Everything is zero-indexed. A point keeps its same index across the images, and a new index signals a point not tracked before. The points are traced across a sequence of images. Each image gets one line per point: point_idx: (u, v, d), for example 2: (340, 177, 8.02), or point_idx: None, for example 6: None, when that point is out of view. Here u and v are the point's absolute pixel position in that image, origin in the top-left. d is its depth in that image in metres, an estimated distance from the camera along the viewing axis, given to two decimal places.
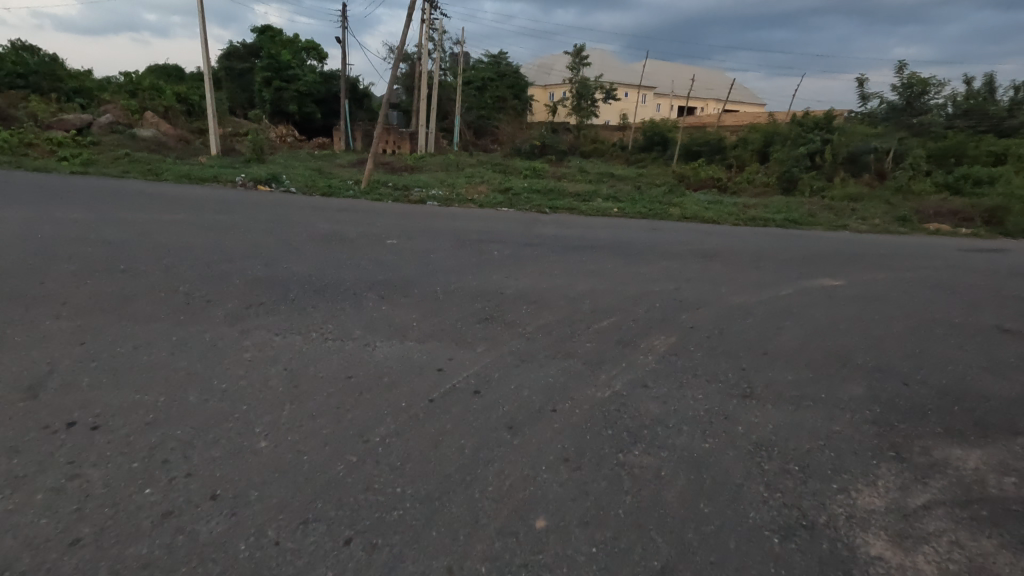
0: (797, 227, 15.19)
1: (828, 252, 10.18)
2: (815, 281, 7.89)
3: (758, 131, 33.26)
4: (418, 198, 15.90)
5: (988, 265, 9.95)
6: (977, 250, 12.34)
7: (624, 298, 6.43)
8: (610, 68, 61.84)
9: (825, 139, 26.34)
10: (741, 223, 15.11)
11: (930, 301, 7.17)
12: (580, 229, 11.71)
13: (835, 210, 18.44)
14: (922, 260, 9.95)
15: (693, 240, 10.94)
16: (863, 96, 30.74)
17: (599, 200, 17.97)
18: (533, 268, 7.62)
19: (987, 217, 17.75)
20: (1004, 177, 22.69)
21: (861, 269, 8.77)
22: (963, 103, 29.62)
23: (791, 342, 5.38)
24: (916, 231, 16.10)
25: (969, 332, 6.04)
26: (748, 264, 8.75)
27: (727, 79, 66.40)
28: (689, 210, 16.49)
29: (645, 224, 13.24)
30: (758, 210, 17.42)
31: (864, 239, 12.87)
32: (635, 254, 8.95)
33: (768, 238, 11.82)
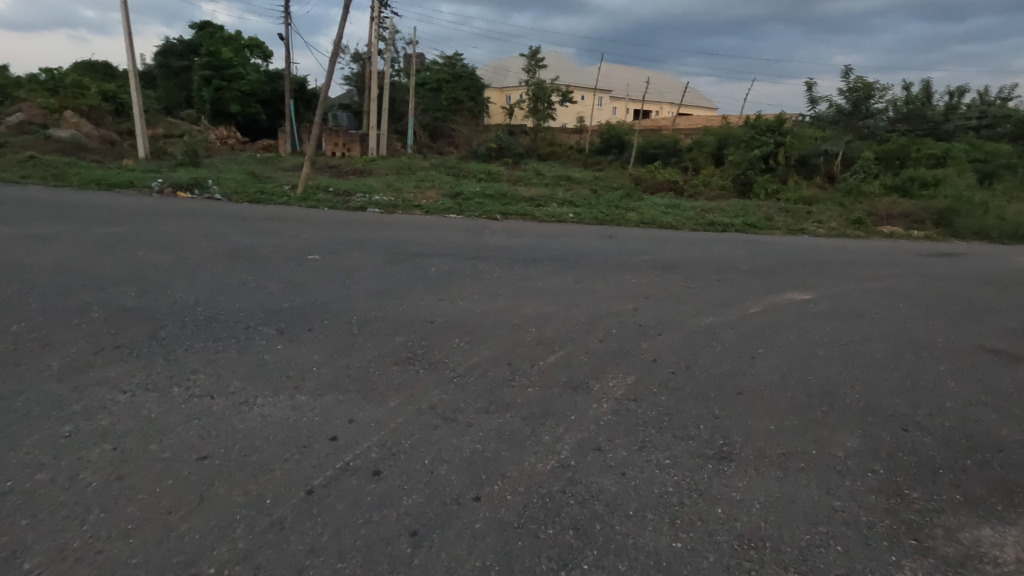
0: (756, 232, 14.79)
1: (791, 260, 9.65)
2: (783, 295, 7.23)
3: (712, 134, 33.38)
4: (359, 204, 14.69)
5: (952, 272, 9.58)
6: (934, 254, 12.08)
7: (576, 324, 5.54)
8: (566, 70, 61.65)
9: (777, 142, 26.44)
10: (701, 228, 14.60)
11: (904, 316, 6.61)
12: (531, 237, 10.86)
13: (792, 213, 18.22)
14: (883, 266, 9.54)
15: (652, 249, 10.18)
16: (812, 100, 31.16)
17: (554, 205, 17.19)
18: (473, 288, 6.63)
19: (937, 219, 17.80)
20: (947, 180, 23.14)
21: (829, 280, 8.18)
22: (904, 108, 30.41)
23: (768, 377, 4.58)
24: (870, 234, 15.95)
25: (954, 354, 5.44)
26: (712, 276, 8.04)
27: (680, 83, 67.28)
28: (646, 214, 15.89)
29: (601, 231, 12.52)
30: (716, 214, 17.00)
31: (824, 244, 12.46)
32: (589, 266, 8.13)
33: (729, 245, 11.22)
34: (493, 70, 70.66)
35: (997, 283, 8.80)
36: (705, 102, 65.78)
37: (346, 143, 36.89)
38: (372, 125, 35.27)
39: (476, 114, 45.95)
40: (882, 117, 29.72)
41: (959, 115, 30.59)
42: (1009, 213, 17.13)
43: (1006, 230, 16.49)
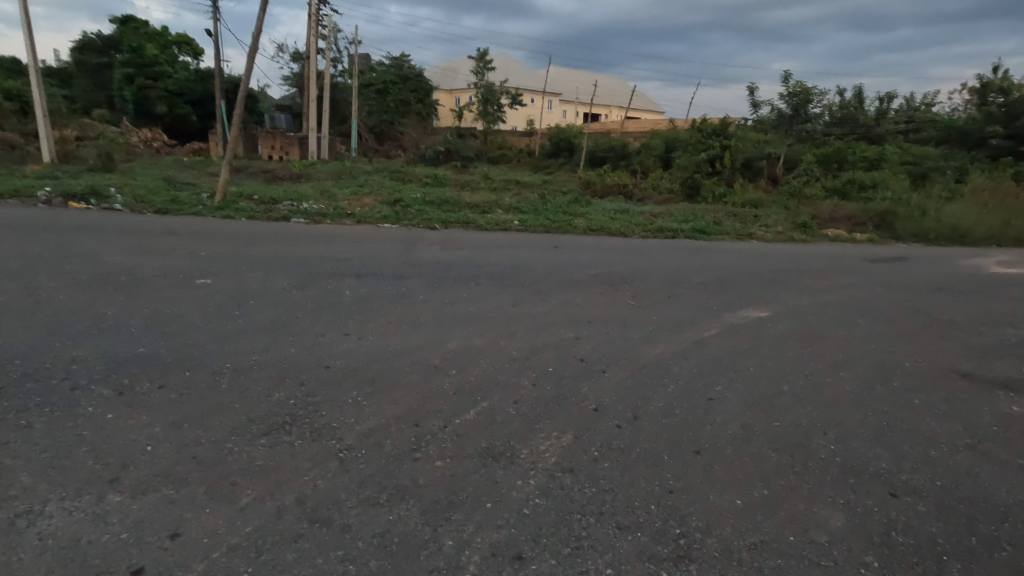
0: (705, 238, 14.40)
1: (742, 270, 9.16)
2: (738, 314, 6.60)
3: (660, 138, 33.48)
4: (284, 213, 13.40)
5: (902, 279, 9.32)
6: (880, 259, 11.95)
7: (506, 363, 4.67)
8: (515, 73, 61.26)
9: (723, 145, 26.56)
10: (650, 235, 14.11)
11: (867, 336, 6.07)
12: (470, 249, 9.97)
13: (739, 217, 18.05)
14: (835, 275, 9.15)
15: (599, 260, 9.48)
16: (754, 104, 31.64)
17: (499, 211, 16.38)
18: (391, 317, 5.67)
19: (877, 222, 18.01)
20: (884, 182, 23.72)
21: (784, 294, 7.65)
22: (838, 113, 31.35)
23: (730, 429, 3.84)
24: (816, 238, 15.86)
25: (927, 383, 4.88)
26: (662, 293, 7.36)
27: (627, 87, 68.15)
28: (595, 220, 15.28)
29: (546, 240, 11.77)
30: (665, 219, 16.59)
31: (773, 251, 12.15)
32: (529, 284, 7.31)
33: (679, 254, 10.69)
34: (441, 72, 69.45)
35: (947, 292, 8.52)
36: (652, 106, 66.72)
37: (284, 146, 34.93)
38: (312, 127, 33.53)
39: (423, 116, 44.68)
40: (820, 122, 30.46)
41: (889, 119, 31.68)
42: (944, 214, 17.43)
43: (943, 232, 16.75)
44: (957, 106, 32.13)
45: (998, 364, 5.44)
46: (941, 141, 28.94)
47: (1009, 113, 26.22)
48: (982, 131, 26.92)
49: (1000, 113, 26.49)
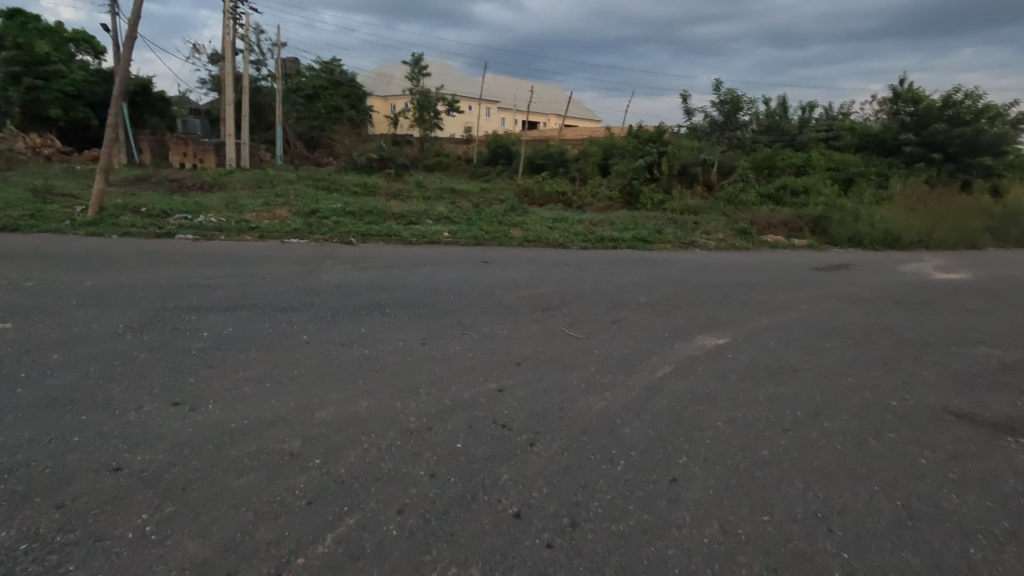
0: (647, 247, 13.61)
1: (691, 286, 8.28)
2: (692, 343, 5.59)
3: (598, 145, 33.15)
4: (173, 227, 11.51)
5: (854, 290, 8.72)
6: (825, 267, 11.48)
7: (398, 440, 3.37)
8: (451, 79, 60.11)
9: (660, 152, 26.42)
10: (589, 245, 13.16)
11: (837, 365, 5.21)
12: (386, 268, 8.60)
13: (679, 224, 17.56)
14: (786, 288, 8.42)
15: (534, 277, 8.37)
16: (687, 111, 31.82)
17: (428, 222, 15.04)
18: (253, 371, 4.24)
19: (813, 227, 17.95)
20: (815, 187, 24.02)
21: (739, 314, 6.77)
22: (765, 121, 32.05)
23: (703, 537, 2.71)
24: (756, 245, 15.46)
25: (923, 430, 3.99)
26: (605, 318, 6.28)
27: (564, 95, 68.30)
28: (531, 231, 14.22)
29: (477, 255, 10.54)
30: (604, 228, 15.75)
31: (717, 261, 11.49)
32: (448, 313, 6.05)
33: (623, 268, 9.76)
34: (375, 78, 67.26)
35: (901, 304, 7.92)
36: (588, 114, 67.15)
37: (198, 153, 31.98)
38: (229, 132, 30.93)
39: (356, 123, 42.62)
40: (749, 130, 30.97)
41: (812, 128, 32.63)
42: (876, 219, 17.49)
43: (876, 236, 16.85)
44: (873, 115, 33.44)
45: (989, 398, 4.64)
46: (860, 149, 29.90)
47: (920, 121, 27.28)
48: (897, 139, 27.73)
49: (912, 121, 27.51)
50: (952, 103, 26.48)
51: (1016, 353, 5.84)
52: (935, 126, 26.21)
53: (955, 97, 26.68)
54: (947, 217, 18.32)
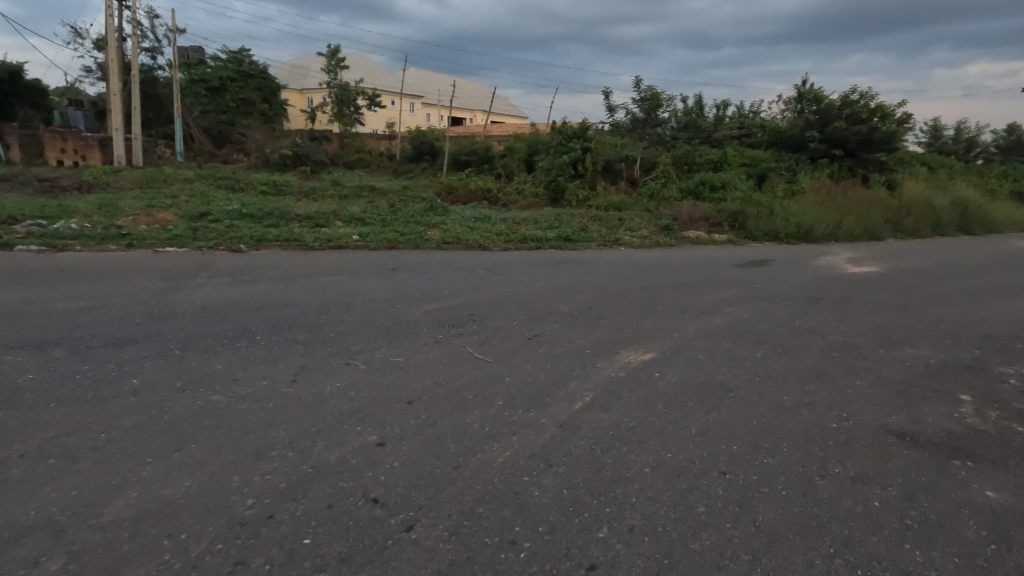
0: (571, 246, 13.07)
1: (615, 290, 7.74)
2: (616, 361, 4.96)
3: (523, 142, 32.67)
4: (17, 237, 9.65)
5: (777, 288, 8.52)
6: (746, 263, 11.39)
7: (217, 542, 2.44)
8: (371, 72, 57.85)
9: (583, 147, 26.26)
10: (511, 245, 12.43)
11: (770, 380, 4.74)
12: (274, 281, 7.43)
13: (604, 222, 17.26)
14: (712, 290, 8.07)
15: (446, 287, 7.52)
16: (610, 107, 31.94)
17: (337, 224, 13.79)
18: (39, 441, 3.14)
19: (731, 221, 18.18)
20: (732, 183, 24.64)
21: (666, 323, 6.24)
22: (683, 118, 32.82)
23: None
24: (679, 242, 15.35)
25: (868, 458, 3.53)
26: (521, 335, 5.54)
27: (488, 90, 67.54)
28: (450, 232, 13.32)
29: (387, 261, 9.55)
30: (528, 227, 15.10)
31: (641, 260, 11.14)
32: (336, 337, 5.08)
33: (545, 271, 9.11)
34: (289, 70, 63.51)
35: (824, 302, 7.74)
36: (513, 110, 66.79)
37: (80, 148, 28.49)
38: (116, 125, 27.73)
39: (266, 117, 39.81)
40: (668, 126, 31.34)
41: (725, 125, 33.78)
42: (789, 212, 17.99)
43: (790, 230, 17.33)
44: (780, 113, 35.06)
45: (925, 411, 4.31)
46: (770, 146, 31.17)
47: (823, 118, 28.73)
48: (803, 136, 29.08)
49: (816, 119, 28.94)
50: (850, 103, 28.04)
51: (941, 355, 5.65)
52: (836, 124, 27.67)
53: (853, 97, 28.28)
54: (852, 210, 19.18)
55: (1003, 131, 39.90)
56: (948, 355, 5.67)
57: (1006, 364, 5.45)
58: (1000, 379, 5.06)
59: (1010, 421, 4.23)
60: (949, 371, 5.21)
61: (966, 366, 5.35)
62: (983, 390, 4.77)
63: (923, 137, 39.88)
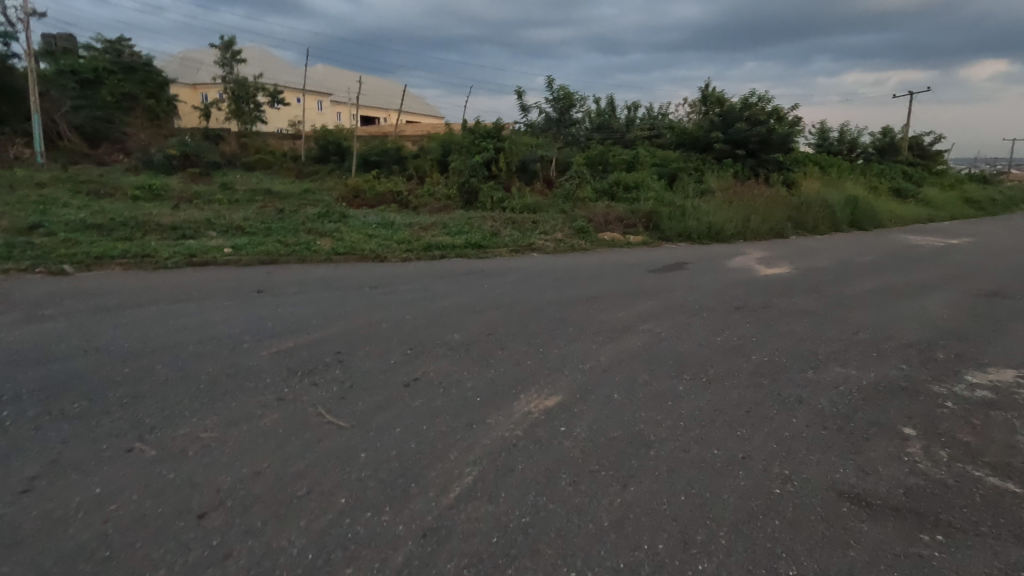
0: (480, 254, 11.99)
1: (521, 309, 6.75)
2: (512, 413, 3.93)
3: (436, 141, 31.28)
4: None
5: (694, 297, 7.92)
6: (663, 267, 10.87)
7: None
8: (271, 67, 53.99)
9: (497, 147, 25.30)
10: (413, 255, 11.16)
11: (695, 425, 3.90)
12: (89, 314, 5.79)
13: (517, 225, 16.39)
14: (627, 303, 7.32)
15: (318, 313, 6.21)
16: (524, 108, 31.31)
17: (211, 234, 11.88)
18: None
19: (645, 222, 17.92)
20: (645, 183, 24.68)
21: (575, 350, 5.33)
22: (596, 119, 32.85)
23: None
24: (595, 245, 14.73)
25: (825, 546, 2.72)
26: (396, 381, 4.36)
27: (400, 89, 65.30)
28: (344, 241, 11.82)
29: (256, 280, 8.01)
30: (434, 234, 13.85)
31: (553, 268, 10.25)
32: (132, 403, 3.70)
33: (445, 286, 7.98)
34: (177, 63, 57.88)
35: (742, 312, 7.19)
36: (427, 110, 65.01)
37: None
38: None
39: None
40: (582, 126, 31.10)
41: (637, 126, 34.21)
42: (700, 212, 17.99)
43: (702, 230, 17.32)
44: (687, 115, 36.01)
45: (873, 455, 3.63)
46: (679, 146, 31.79)
47: (726, 120, 29.63)
48: (708, 137, 29.85)
49: (720, 120, 29.79)
50: (749, 105, 29.10)
51: (872, 374, 5.09)
52: (739, 126, 28.59)
53: (752, 100, 29.37)
54: (759, 208, 19.57)
55: (878, 134, 43.49)
56: (879, 373, 5.13)
57: (936, 381, 4.98)
58: (936, 401, 4.55)
59: (963, 462, 3.61)
60: (884, 393, 4.65)
61: (899, 387, 4.80)
62: (924, 419, 4.18)
63: (813, 139, 42.62)
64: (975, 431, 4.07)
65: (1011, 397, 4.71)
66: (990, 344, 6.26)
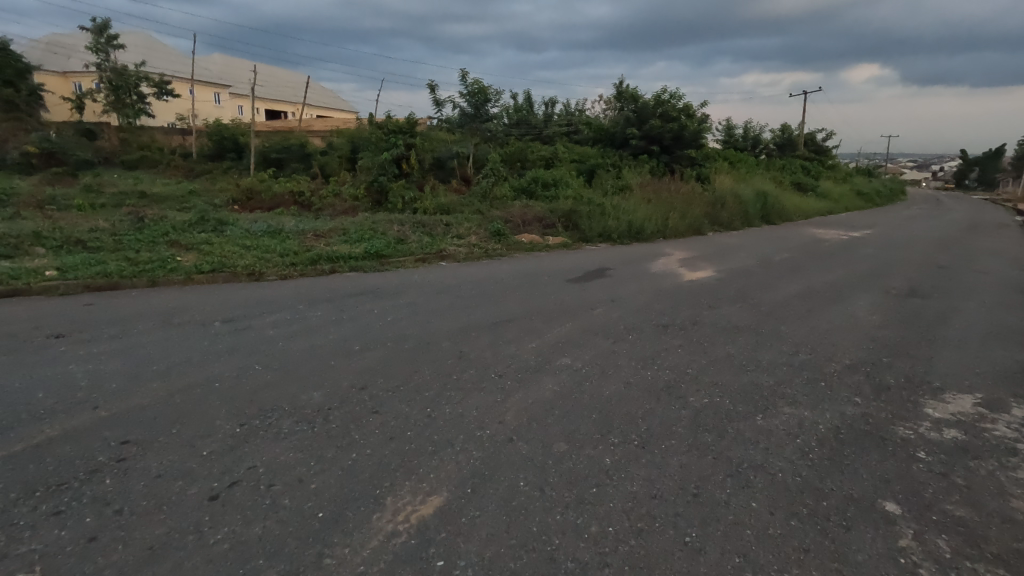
0: (380, 265, 10.49)
1: (413, 344, 5.45)
2: (367, 540, 2.65)
3: (344, 136, 29.03)
4: None
5: (618, 315, 6.95)
6: (584, 275, 9.93)
7: None
8: (157, 54, 48.73)
9: (407, 144, 23.60)
10: (296, 270, 9.49)
11: (631, 534, 2.80)
12: None
13: (427, 229, 14.99)
14: (542, 328, 6.20)
15: (131, 368, 4.58)
16: (437, 102, 29.73)
17: (41, 253, 9.60)
18: None
19: (565, 222, 17.07)
20: (563, 179, 23.94)
21: (471, 409, 4.09)
22: (514, 115, 31.88)
23: None
24: (511, 249, 13.64)
25: None
26: (197, 491, 2.94)
27: (307, 82, 61.30)
28: (213, 255, 9.91)
29: (71, 317, 6.15)
30: (329, 242, 12.18)
31: (461, 281, 9.02)
32: None
33: (324, 315, 6.52)
34: (41, 47, 50.90)
35: (672, 332, 6.29)
36: (338, 104, 61.53)
37: None
38: None
39: None
40: (499, 121, 29.95)
41: (555, 122, 33.58)
42: (620, 210, 17.38)
43: (622, 230, 16.73)
44: (603, 112, 35.92)
45: (862, 561, 2.69)
46: (596, 142, 31.49)
47: (640, 116, 29.58)
48: (624, 133, 29.69)
49: (635, 117, 29.71)
50: (662, 102, 29.23)
51: (826, 415, 4.26)
52: (653, 122, 28.60)
53: (664, 97, 29.49)
54: (677, 205, 19.32)
55: (778, 130, 45.73)
56: (836, 412, 4.31)
57: (899, 420, 4.21)
58: (907, 452, 3.75)
59: (968, 558, 2.75)
60: (848, 445, 3.80)
61: (862, 434, 3.98)
62: (903, 486, 3.33)
63: (720, 136, 44.05)
64: (964, 498, 3.25)
65: (982, 437, 4.01)
66: (933, 359, 5.69)
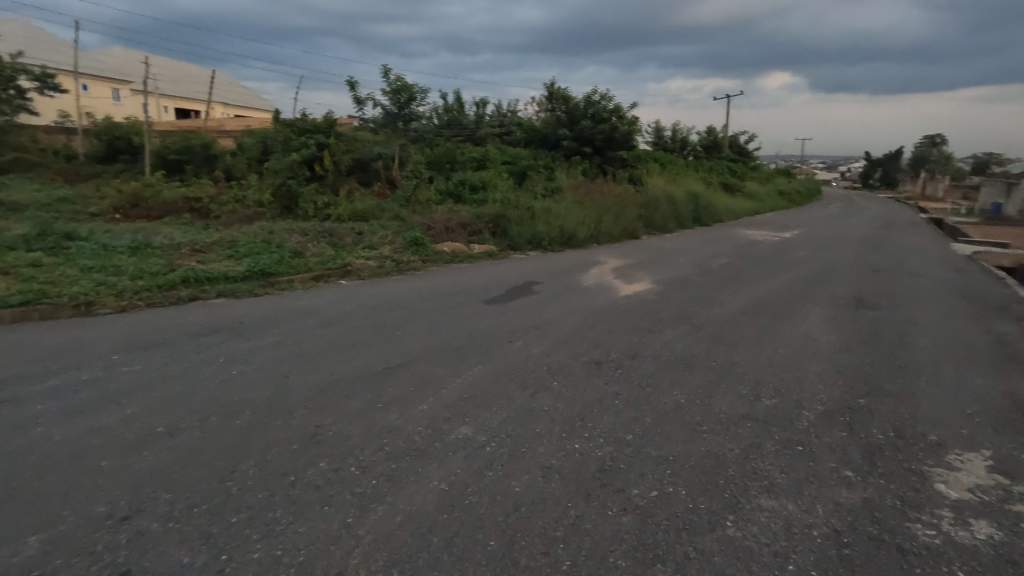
0: (263, 288, 8.66)
1: (247, 418, 3.84)
2: None
3: (254, 137, 26.36)
4: None
5: (542, 350, 5.58)
6: (509, 293, 8.55)
7: None
8: (41, 45, 43.42)
9: (321, 144, 21.46)
10: (144, 300, 7.53)
11: None
12: None
13: (335, 239, 13.15)
14: (440, 378, 4.71)
15: None
16: (358, 100, 27.67)
17: None
18: None
19: (492, 228, 15.68)
20: (493, 182, 22.51)
21: (295, 551, 2.57)
22: (443, 115, 30.27)
23: None
24: (429, 261, 12.06)
25: None
26: None
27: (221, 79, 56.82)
28: (36, 281, 7.76)
29: None
30: (206, 259, 10.17)
31: (356, 307, 7.36)
32: None
33: (143, 370, 4.76)
34: None
35: (607, 374, 4.99)
36: (256, 104, 57.40)
37: None
38: None
39: None
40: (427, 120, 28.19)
41: (486, 123, 32.18)
42: (551, 214, 16.20)
43: (553, 236, 15.54)
44: (535, 114, 34.90)
45: None
46: (528, 143, 30.36)
47: (572, 116, 28.69)
48: (556, 134, 28.73)
49: (566, 117, 28.80)
50: (593, 103, 28.48)
51: (819, 509, 3.05)
52: (584, 123, 27.77)
53: (595, 98, 28.76)
54: (610, 208, 18.36)
55: (705, 133, 46.53)
56: (829, 503, 3.11)
57: (912, 511, 3.06)
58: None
59: None
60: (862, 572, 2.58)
61: (873, 544, 2.78)
62: None
63: (651, 138, 44.20)
64: None
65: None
66: (915, 398, 4.69)
